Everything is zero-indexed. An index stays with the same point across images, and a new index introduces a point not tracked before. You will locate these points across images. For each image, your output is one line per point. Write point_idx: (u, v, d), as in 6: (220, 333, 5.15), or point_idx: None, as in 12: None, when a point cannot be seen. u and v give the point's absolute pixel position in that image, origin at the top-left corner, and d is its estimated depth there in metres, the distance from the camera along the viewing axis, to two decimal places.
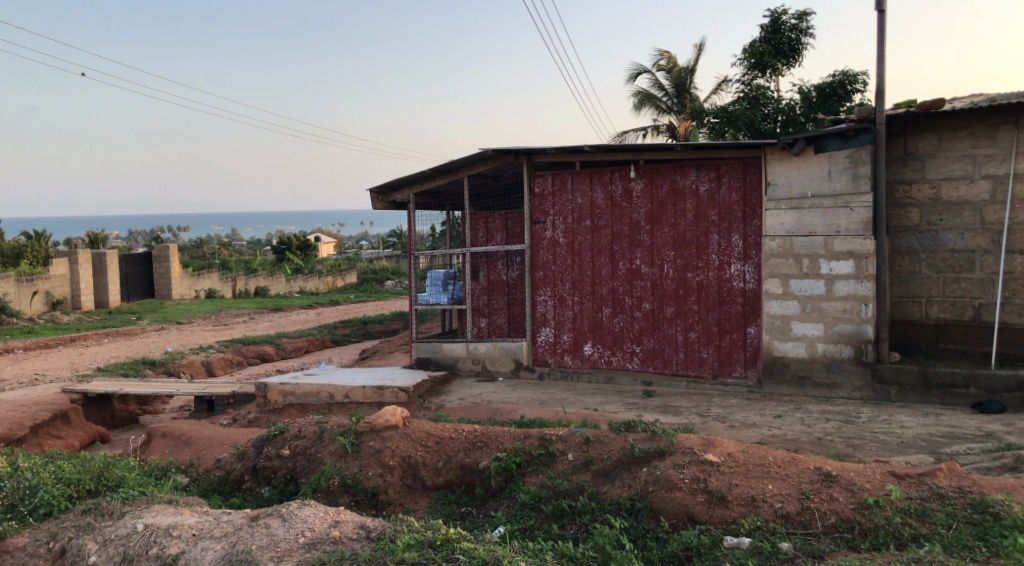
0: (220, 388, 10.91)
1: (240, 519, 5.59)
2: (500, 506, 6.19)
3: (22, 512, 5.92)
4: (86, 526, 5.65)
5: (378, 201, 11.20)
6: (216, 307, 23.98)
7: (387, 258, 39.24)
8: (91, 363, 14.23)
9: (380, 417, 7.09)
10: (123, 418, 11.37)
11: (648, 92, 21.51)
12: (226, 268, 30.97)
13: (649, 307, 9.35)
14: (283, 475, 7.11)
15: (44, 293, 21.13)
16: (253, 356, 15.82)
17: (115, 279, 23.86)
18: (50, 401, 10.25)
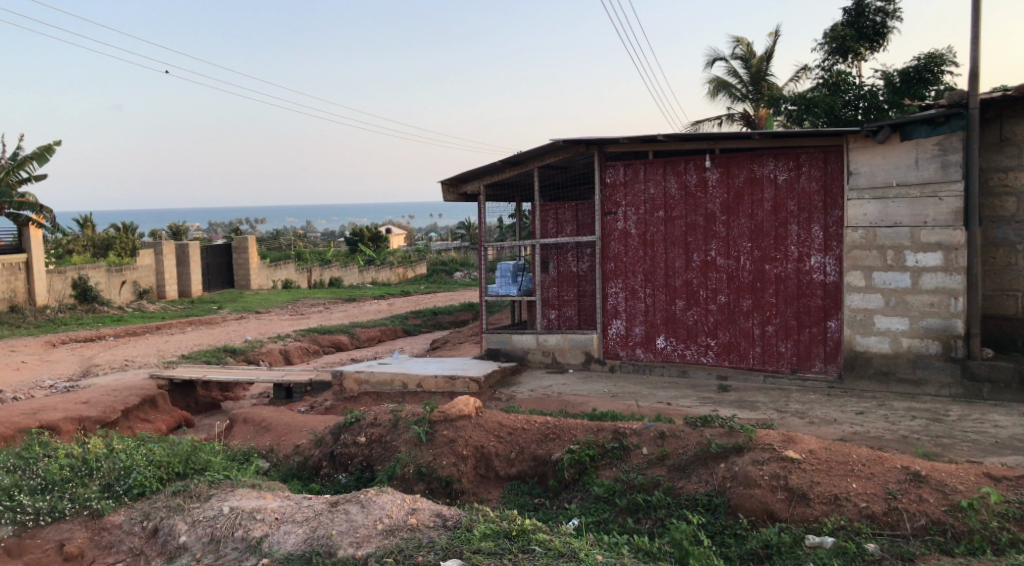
0: (298, 376, 11.21)
1: (320, 504, 5.73)
2: (574, 498, 6.17)
3: (118, 492, 6.19)
4: (176, 507, 5.89)
5: (450, 193, 11.26)
6: (292, 297, 24.61)
7: (456, 250, 39.54)
8: (176, 351, 14.81)
9: (453, 406, 7.17)
10: (206, 404, 11.80)
11: (723, 80, 21.08)
12: (301, 259, 31.77)
13: (725, 300, 9.17)
14: (360, 462, 7.25)
15: (133, 283, 22.09)
16: (329, 345, 16.19)
17: (197, 269, 24.75)
18: (139, 387, 10.70)
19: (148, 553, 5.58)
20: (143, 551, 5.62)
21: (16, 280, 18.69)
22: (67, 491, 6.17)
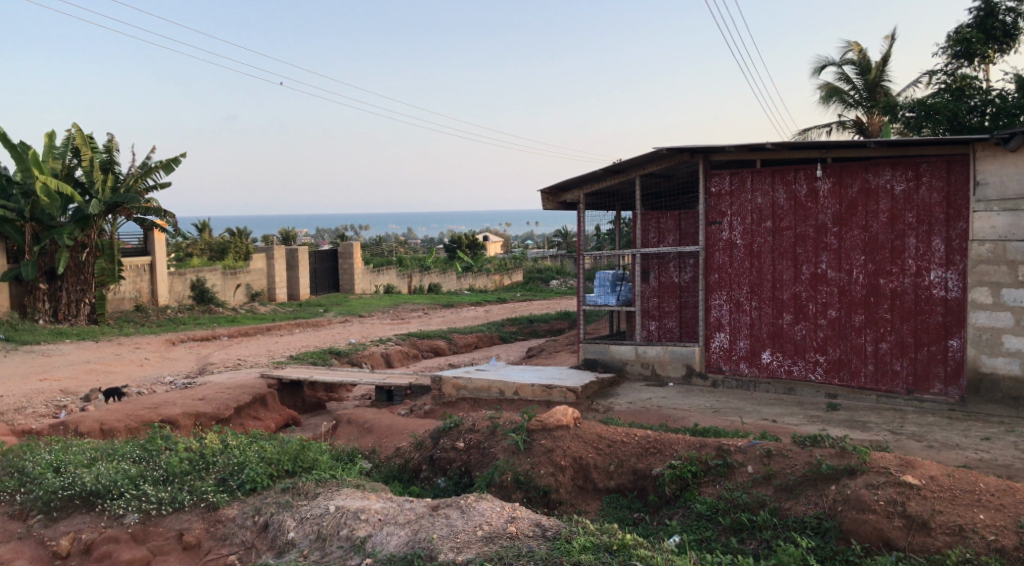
0: (399, 379, 11.46)
1: (422, 507, 5.82)
2: (675, 514, 6.04)
3: (232, 486, 6.46)
4: (286, 504, 6.10)
5: (549, 202, 11.29)
6: (394, 302, 25.20)
7: (553, 259, 39.50)
8: (285, 351, 15.39)
9: (552, 416, 7.15)
10: (312, 404, 12.21)
11: (836, 86, 20.32)
12: (402, 264, 32.47)
13: (836, 314, 8.81)
14: (458, 467, 7.32)
15: (246, 285, 23.18)
16: (428, 350, 16.47)
17: (305, 274, 25.68)
18: (251, 385, 11.17)
19: (259, 547, 5.80)
20: (255, 545, 5.84)
21: (141, 281, 20.00)
22: (186, 483, 6.49)
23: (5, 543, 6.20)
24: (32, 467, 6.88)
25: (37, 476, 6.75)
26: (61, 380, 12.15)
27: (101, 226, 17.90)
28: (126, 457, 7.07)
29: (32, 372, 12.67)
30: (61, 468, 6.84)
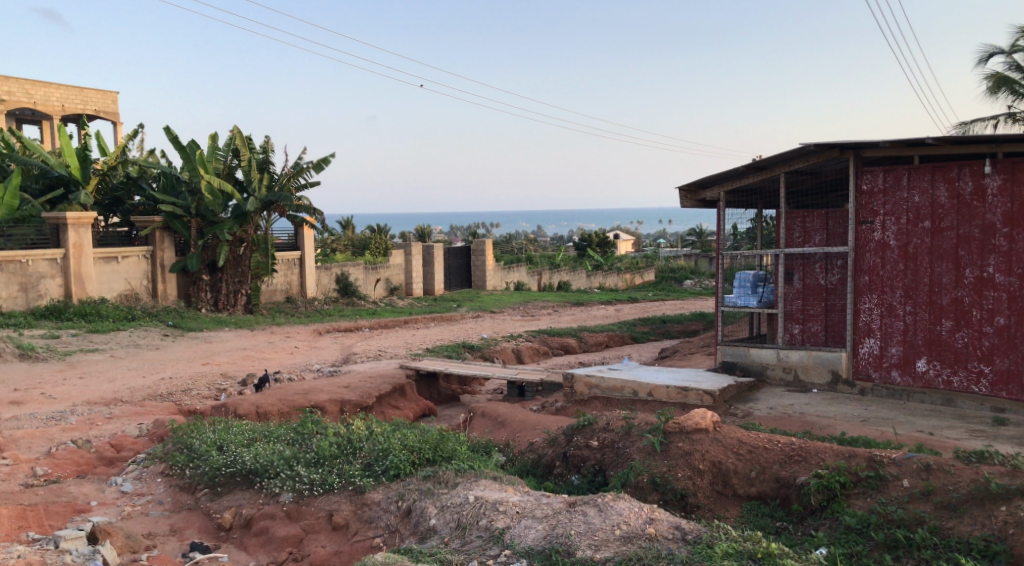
0: (531, 375, 11.57)
1: (559, 503, 5.85)
2: (821, 526, 5.78)
3: (377, 471, 6.74)
4: (428, 491, 6.30)
5: (688, 199, 11.04)
6: (525, 299, 25.43)
7: (686, 258, 38.61)
8: (421, 344, 15.88)
9: (690, 418, 7.00)
10: (447, 396, 12.53)
11: (1005, 75, 18.79)
12: (534, 262, 32.69)
13: (1004, 322, 8.17)
14: (592, 465, 7.32)
15: (385, 280, 24.13)
16: (559, 347, 16.53)
17: (441, 270, 26.36)
18: (391, 376, 11.60)
19: (403, 531, 6.01)
20: (399, 529, 6.07)
21: (291, 274, 21.24)
22: (336, 467, 6.83)
23: (177, 513, 6.74)
24: (199, 443, 7.44)
25: (203, 453, 7.30)
26: (221, 365, 13.08)
27: (257, 222, 19.13)
28: (280, 439, 7.51)
29: (196, 357, 13.71)
30: (224, 447, 7.37)
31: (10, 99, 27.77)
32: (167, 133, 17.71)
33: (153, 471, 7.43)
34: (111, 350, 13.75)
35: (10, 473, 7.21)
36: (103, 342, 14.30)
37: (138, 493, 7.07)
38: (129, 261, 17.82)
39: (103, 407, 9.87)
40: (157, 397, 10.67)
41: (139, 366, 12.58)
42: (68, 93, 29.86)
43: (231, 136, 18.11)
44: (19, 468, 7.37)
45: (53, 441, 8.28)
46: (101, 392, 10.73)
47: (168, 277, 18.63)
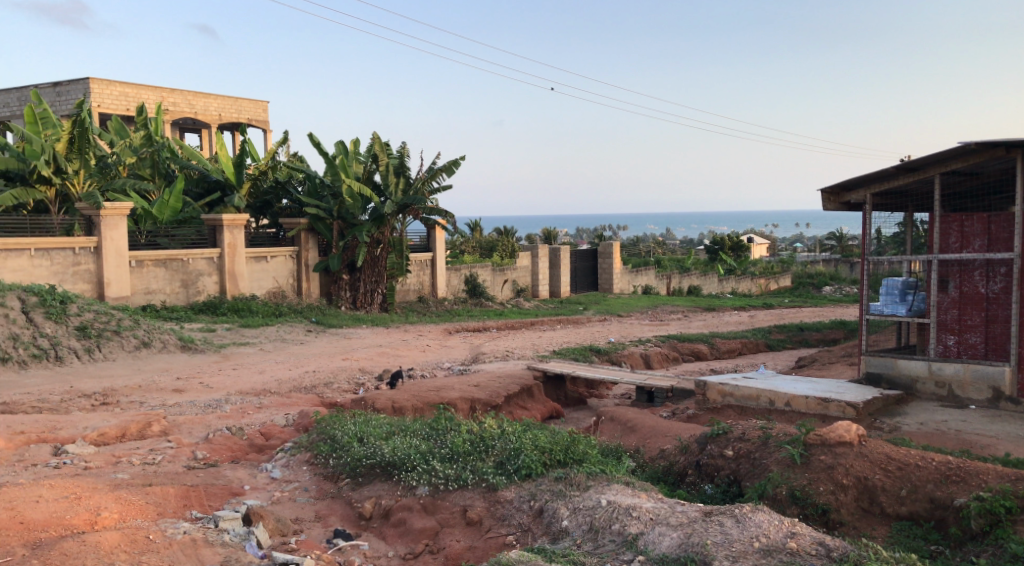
0: (660, 380, 11.40)
1: (694, 511, 5.73)
2: (982, 552, 5.40)
3: (509, 470, 6.82)
4: (560, 493, 6.33)
5: (830, 202, 10.53)
6: (654, 303, 25.08)
7: (824, 264, 36.91)
8: (549, 346, 15.97)
9: (833, 431, 6.68)
10: (575, 399, 12.53)
11: None
12: (662, 265, 32.19)
13: None
14: (727, 475, 7.12)
15: (512, 282, 24.49)
16: (689, 353, 16.21)
17: (567, 272, 26.43)
18: (519, 377, 11.73)
19: (535, 531, 6.08)
20: (531, 529, 6.13)
21: (423, 274, 21.94)
22: (469, 463, 6.98)
23: (322, 500, 7.08)
24: (341, 435, 7.80)
25: (345, 444, 7.64)
26: (359, 360, 13.66)
27: (393, 224, 19.82)
28: (416, 434, 7.77)
29: (336, 352, 14.37)
30: (365, 439, 7.69)
31: (174, 110, 30.05)
32: (312, 139, 18.68)
33: (299, 459, 7.84)
34: (260, 343, 14.62)
35: (174, 455, 7.81)
36: (253, 336, 15.23)
37: (286, 480, 7.48)
38: (276, 261, 18.95)
39: (254, 397, 10.52)
40: (302, 389, 11.26)
41: (285, 359, 13.32)
42: (224, 103, 31.95)
43: (370, 141, 18.84)
44: (182, 451, 7.98)
45: (210, 427, 8.90)
46: (251, 383, 11.44)
47: (311, 276, 19.68)
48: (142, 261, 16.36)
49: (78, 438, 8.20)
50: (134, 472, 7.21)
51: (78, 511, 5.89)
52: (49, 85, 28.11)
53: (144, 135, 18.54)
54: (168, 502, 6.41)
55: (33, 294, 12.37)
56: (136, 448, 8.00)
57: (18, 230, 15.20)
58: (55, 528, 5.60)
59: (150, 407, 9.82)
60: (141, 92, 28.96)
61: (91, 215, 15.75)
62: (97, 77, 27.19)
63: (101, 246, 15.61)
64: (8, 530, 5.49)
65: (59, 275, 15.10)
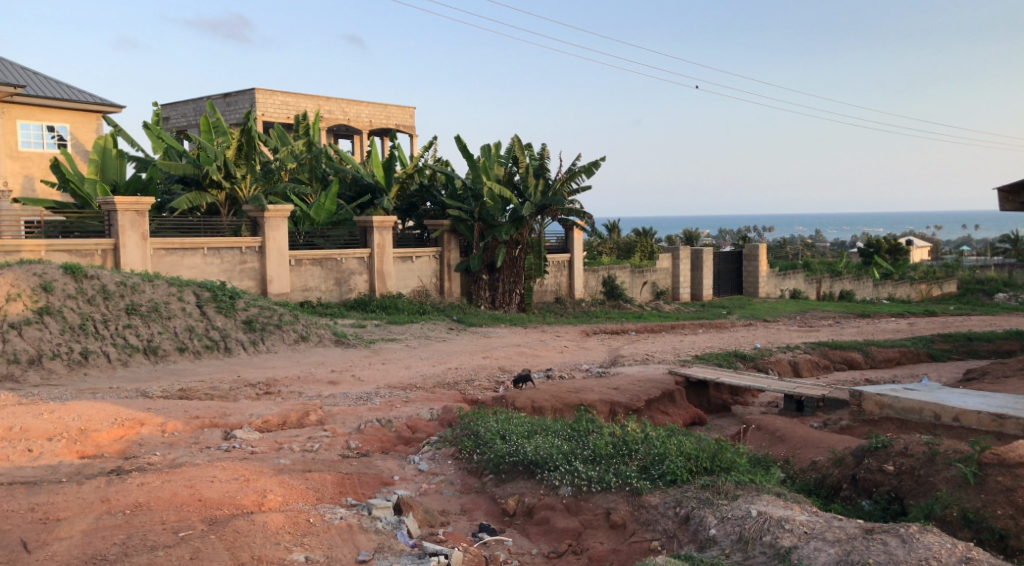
0: (811, 389, 10.90)
1: (853, 527, 5.43)
2: None
3: (653, 475, 6.72)
4: (707, 500, 6.17)
5: (1008, 202, 9.68)
6: (803, 308, 24.02)
7: (996, 269, 34.07)
8: (691, 350, 15.64)
9: (1013, 450, 6.15)
10: (717, 405, 12.19)
11: None
12: (812, 268, 30.77)
13: None
14: (887, 491, 6.70)
15: (652, 284, 24.20)
16: (841, 361, 15.41)
17: (710, 275, 25.78)
18: (661, 381, 11.54)
19: (681, 538, 5.99)
20: (677, 535, 6.04)
21: (561, 275, 22.06)
22: (613, 465, 6.93)
23: (467, 494, 7.25)
24: (485, 432, 7.95)
25: (488, 441, 7.79)
26: (500, 359, 13.89)
27: (532, 226, 20.03)
28: (558, 434, 7.80)
29: (478, 350, 14.68)
30: (507, 437, 7.80)
31: (329, 117, 31.72)
32: (456, 142, 19.21)
33: (444, 453, 8.05)
34: (406, 340, 15.16)
35: (330, 444, 8.23)
36: (400, 332, 15.83)
37: (432, 472, 7.70)
38: (421, 261, 19.65)
39: (402, 392, 10.92)
40: (445, 385, 11.59)
41: (430, 356, 13.74)
42: (376, 110, 33.37)
43: (511, 143, 19.19)
44: (337, 440, 8.40)
45: (362, 418, 9.32)
46: (399, 377, 11.90)
47: (453, 276, 20.26)
48: (300, 260, 17.36)
49: (245, 424, 8.80)
50: (294, 458, 7.66)
51: (247, 492, 6.33)
52: (221, 96, 30.39)
53: (305, 142, 19.84)
54: (326, 489, 6.76)
55: (206, 290, 13.43)
56: (296, 436, 8.49)
57: (193, 229, 16.46)
58: (228, 507, 6.04)
59: (308, 397, 10.41)
60: (300, 101, 30.76)
61: (256, 217, 16.89)
62: (262, 87, 29.12)
63: (264, 245, 16.69)
64: (188, 506, 5.97)
65: (228, 272, 16.27)
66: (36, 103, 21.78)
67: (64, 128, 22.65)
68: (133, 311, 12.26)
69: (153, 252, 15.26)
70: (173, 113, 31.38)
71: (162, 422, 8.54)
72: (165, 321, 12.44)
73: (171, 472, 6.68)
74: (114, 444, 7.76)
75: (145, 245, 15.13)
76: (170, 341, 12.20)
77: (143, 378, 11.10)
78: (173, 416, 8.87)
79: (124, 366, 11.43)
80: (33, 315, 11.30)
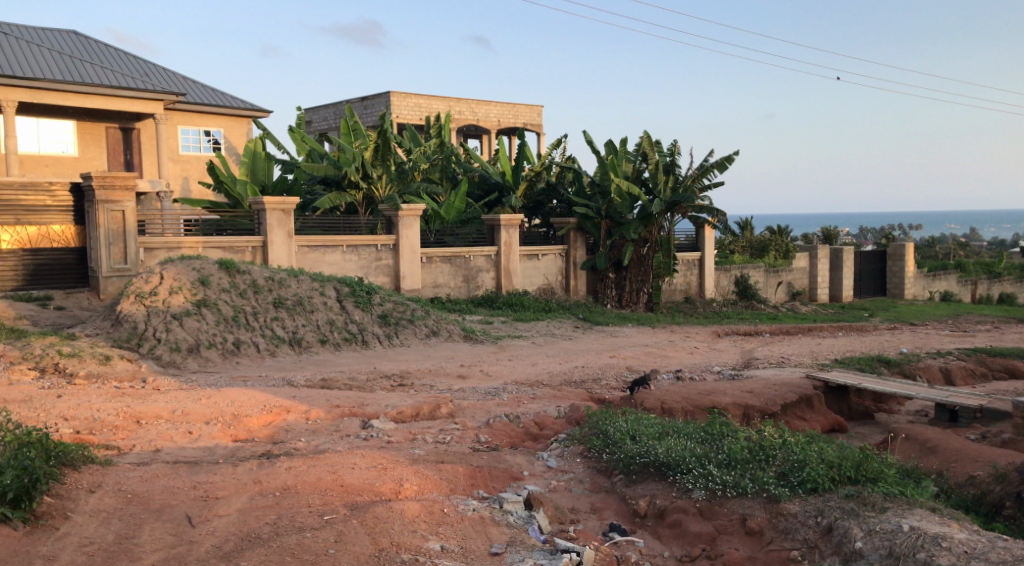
0: (966, 398, 10.17)
1: (1020, 550, 5.06)
2: None
3: (792, 482, 6.45)
4: (852, 511, 5.88)
5: None
6: (955, 312, 22.44)
7: None
8: (830, 354, 14.93)
9: None
10: (860, 413, 11.56)
11: None
12: (966, 269, 28.69)
13: None
14: None
15: (787, 284, 23.32)
16: (1001, 370, 14.29)
17: (850, 276, 24.55)
18: (798, 385, 11.06)
19: (823, 549, 5.74)
20: (818, 546, 5.80)
21: (691, 274, 21.60)
22: (749, 471, 6.70)
23: (596, 493, 7.21)
24: (614, 431, 7.88)
25: (618, 441, 7.72)
26: (627, 359, 13.74)
27: (661, 223, 19.71)
28: (690, 437, 7.63)
29: (606, 349, 14.59)
30: (637, 437, 7.71)
31: (460, 117, 32.43)
32: (584, 139, 19.16)
33: (573, 451, 8.04)
34: (533, 337, 15.29)
35: (461, 437, 8.41)
36: (527, 329, 15.98)
37: (561, 470, 7.71)
38: (547, 258, 19.80)
39: (530, 388, 11.01)
40: (573, 383, 11.60)
41: (557, 354, 13.79)
42: (504, 109, 33.79)
43: (640, 140, 18.93)
44: (468, 433, 8.57)
45: (491, 413, 9.46)
46: (527, 374, 12.00)
47: (579, 274, 20.27)
48: (432, 257, 17.84)
49: (381, 414, 9.12)
50: (428, 449, 7.87)
51: (385, 480, 6.56)
52: (359, 100, 31.67)
53: (437, 142, 20.36)
54: (459, 480, 6.91)
55: (345, 285, 14.03)
56: (429, 427, 8.73)
57: (333, 228, 17.09)
58: (368, 493, 6.29)
59: (439, 391, 10.67)
60: (432, 102, 31.58)
61: (392, 215, 17.46)
62: (397, 90, 30.10)
63: (398, 243, 17.25)
64: (331, 490, 6.25)
65: (364, 269, 16.94)
66: (194, 110, 23.42)
67: (219, 132, 24.22)
68: (280, 305, 12.96)
69: (297, 249, 16.09)
70: (315, 117, 32.97)
71: (306, 410, 8.99)
72: (308, 314, 13.09)
73: (316, 457, 7.02)
74: (263, 429, 8.23)
75: (290, 242, 15.97)
76: (313, 333, 12.84)
77: (288, 367, 11.73)
78: (316, 404, 9.31)
79: (271, 356, 12.12)
80: (192, 307, 12.16)
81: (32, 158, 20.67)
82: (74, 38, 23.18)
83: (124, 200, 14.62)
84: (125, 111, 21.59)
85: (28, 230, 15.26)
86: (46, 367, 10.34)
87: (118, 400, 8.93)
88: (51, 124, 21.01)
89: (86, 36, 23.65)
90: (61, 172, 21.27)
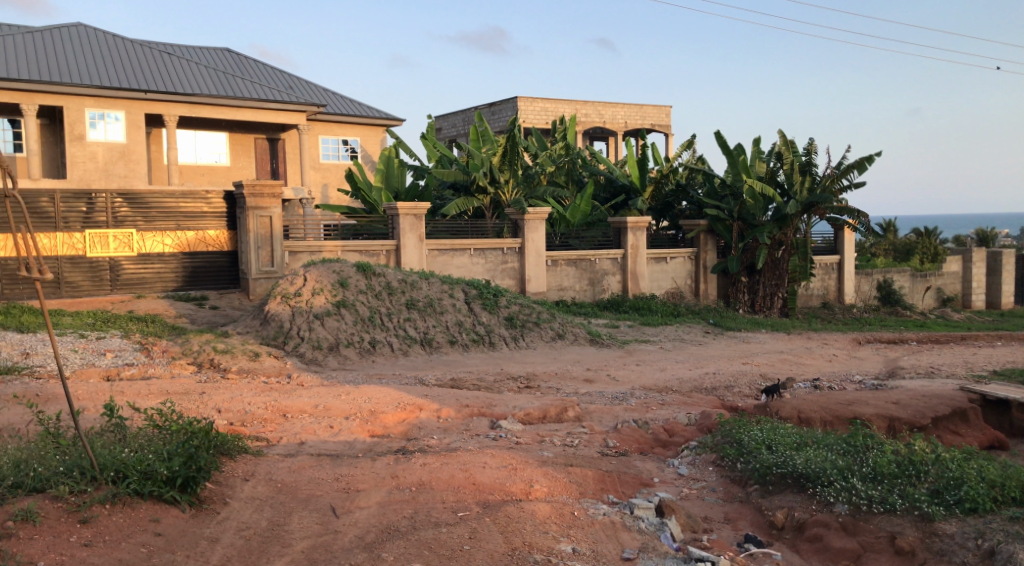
0: None
1: None
2: None
3: (948, 501, 6.05)
4: (1018, 535, 5.48)
5: None
6: None
7: None
8: (986, 365, 13.89)
9: None
10: None
11: None
12: None
13: None
14: None
15: (936, 289, 21.93)
16: None
17: (1010, 281, 22.79)
18: (950, 397, 10.34)
19: None
20: None
21: (829, 278, 20.59)
22: (898, 486, 6.34)
23: (730, 503, 7.01)
24: (748, 440, 7.63)
25: (752, 450, 7.46)
26: (760, 366, 13.30)
27: (797, 226, 18.95)
28: (831, 448, 7.29)
29: (737, 356, 14.16)
30: (773, 447, 7.43)
31: (586, 120, 32.44)
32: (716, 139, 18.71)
33: (705, 459, 7.86)
34: (661, 342, 15.07)
35: (589, 441, 8.39)
36: (655, 334, 15.76)
37: (693, 478, 7.55)
38: (677, 262, 19.49)
39: (658, 394, 10.85)
40: (703, 390, 11.34)
41: (686, 359, 13.52)
42: (631, 111, 33.48)
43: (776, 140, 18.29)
44: (596, 438, 8.54)
45: (618, 418, 9.39)
46: (655, 379, 11.83)
47: (709, 277, 19.80)
48: (557, 261, 17.91)
49: (509, 415, 9.24)
50: (557, 451, 7.90)
51: (516, 480, 6.64)
52: (487, 106, 32.27)
53: (563, 146, 20.49)
54: (589, 484, 6.89)
55: (473, 288, 14.30)
56: (556, 430, 8.76)
57: (461, 232, 17.32)
58: (500, 493, 6.38)
59: (566, 394, 10.70)
60: (558, 106, 31.73)
61: (518, 219, 17.68)
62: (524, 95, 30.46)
63: (525, 247, 17.41)
64: (464, 488, 6.39)
65: (491, 272, 17.24)
66: (333, 120, 24.56)
67: (356, 141, 25.20)
68: (412, 306, 13.36)
69: (427, 253, 16.54)
70: (445, 124, 33.86)
71: (437, 408, 9.22)
72: (438, 315, 13.44)
73: (448, 455, 7.19)
74: (398, 425, 8.51)
75: (421, 246, 16.43)
76: (443, 334, 13.17)
77: (420, 366, 12.10)
78: (447, 403, 9.55)
79: (404, 355, 12.53)
80: (332, 307, 12.73)
81: (191, 168, 22.38)
82: (226, 56, 24.84)
83: (272, 207, 15.56)
84: (271, 122, 22.90)
85: (187, 235, 16.40)
86: (203, 361, 11.11)
87: (266, 394, 9.48)
88: (206, 136, 22.63)
89: (238, 53, 25.26)
90: (216, 181, 22.86)
